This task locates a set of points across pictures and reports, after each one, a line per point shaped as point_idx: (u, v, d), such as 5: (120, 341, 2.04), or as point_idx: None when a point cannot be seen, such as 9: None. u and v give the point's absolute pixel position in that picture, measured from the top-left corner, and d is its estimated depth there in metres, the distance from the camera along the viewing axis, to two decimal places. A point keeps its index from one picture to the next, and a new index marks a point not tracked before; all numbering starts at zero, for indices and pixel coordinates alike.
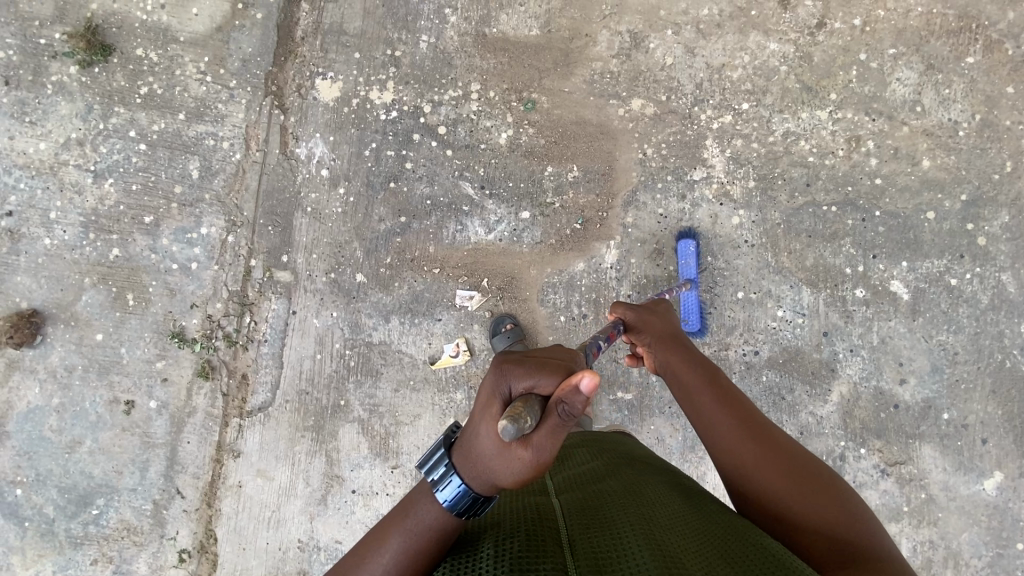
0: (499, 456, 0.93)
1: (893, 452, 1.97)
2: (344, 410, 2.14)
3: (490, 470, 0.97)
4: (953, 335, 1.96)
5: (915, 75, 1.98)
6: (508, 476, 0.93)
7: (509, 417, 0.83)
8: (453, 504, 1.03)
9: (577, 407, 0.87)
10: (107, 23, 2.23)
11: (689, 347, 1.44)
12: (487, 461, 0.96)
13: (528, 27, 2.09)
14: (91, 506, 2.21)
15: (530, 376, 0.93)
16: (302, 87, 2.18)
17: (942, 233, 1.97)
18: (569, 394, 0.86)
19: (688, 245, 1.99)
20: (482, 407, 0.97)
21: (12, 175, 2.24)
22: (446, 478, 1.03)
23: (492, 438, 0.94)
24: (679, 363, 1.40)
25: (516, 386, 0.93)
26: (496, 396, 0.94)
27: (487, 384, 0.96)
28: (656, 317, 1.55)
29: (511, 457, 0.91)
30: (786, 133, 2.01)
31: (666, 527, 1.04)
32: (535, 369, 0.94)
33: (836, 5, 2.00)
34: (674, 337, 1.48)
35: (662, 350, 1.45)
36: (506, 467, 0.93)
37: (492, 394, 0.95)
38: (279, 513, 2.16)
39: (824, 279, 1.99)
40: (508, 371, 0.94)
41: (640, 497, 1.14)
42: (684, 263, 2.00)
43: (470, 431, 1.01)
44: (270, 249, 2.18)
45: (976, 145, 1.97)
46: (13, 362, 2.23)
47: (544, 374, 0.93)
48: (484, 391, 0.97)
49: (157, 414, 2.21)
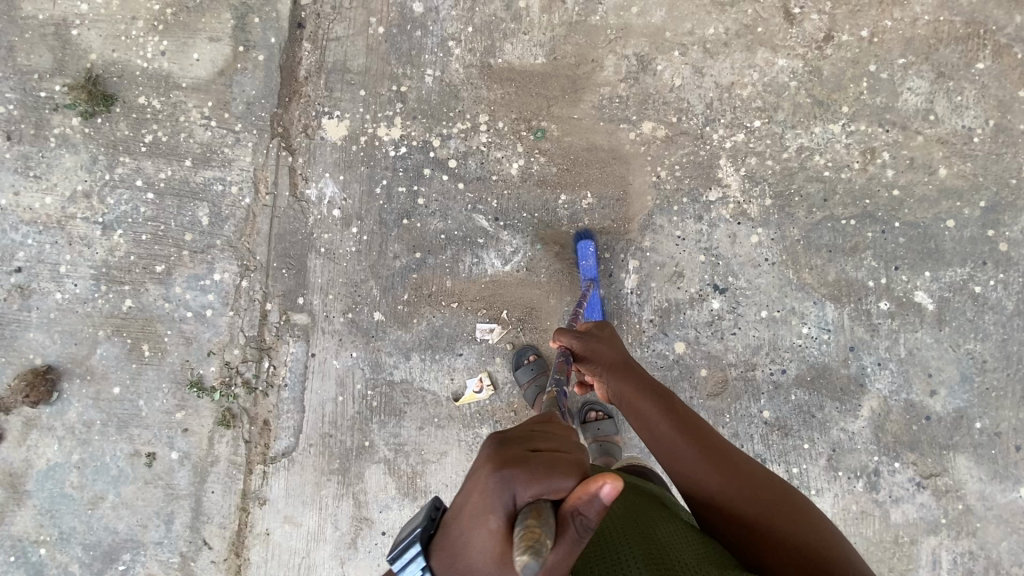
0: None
1: (927, 464, 1.95)
2: (369, 451, 2.11)
3: None
4: (981, 343, 1.95)
5: (926, 83, 1.97)
6: None
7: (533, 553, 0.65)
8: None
9: (596, 519, 0.72)
10: (107, 72, 2.20)
11: (639, 371, 1.34)
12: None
13: (533, 55, 2.08)
14: (117, 561, 2.18)
15: (539, 479, 0.74)
16: (308, 127, 2.16)
17: (963, 241, 1.95)
18: (588, 505, 0.71)
19: (588, 246, 1.99)
20: (472, 514, 0.76)
21: (19, 231, 2.21)
22: None
23: (490, 557, 0.74)
24: (630, 389, 1.30)
25: (522, 495, 0.73)
26: (497, 507, 0.74)
27: (484, 488, 0.75)
28: (608, 343, 1.43)
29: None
30: (799, 148, 2.00)
31: (667, 545, 1.05)
32: (542, 469, 0.75)
33: (842, 17, 1.99)
34: (626, 362, 1.37)
35: (615, 378, 1.34)
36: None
37: (488, 502, 0.74)
38: (310, 559, 2.13)
39: (847, 293, 1.97)
40: (509, 473, 0.75)
41: (641, 518, 1.13)
42: (584, 263, 2.00)
43: (453, 537, 0.79)
44: (285, 293, 2.16)
45: (991, 150, 1.96)
46: (30, 420, 2.20)
47: (554, 473, 0.75)
48: (478, 495, 0.75)
49: (180, 465, 2.18)
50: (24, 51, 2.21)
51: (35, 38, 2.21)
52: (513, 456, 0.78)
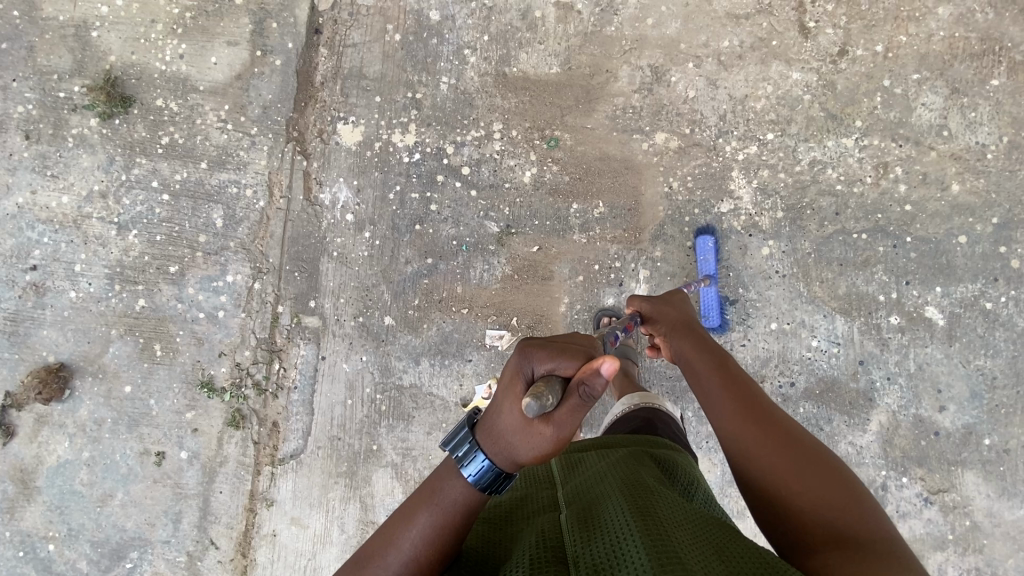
0: (521, 432, 1.01)
1: (935, 480, 1.94)
2: (376, 454, 2.12)
3: (511, 446, 1.05)
4: (991, 360, 1.94)
5: (940, 99, 1.98)
6: (528, 450, 1.01)
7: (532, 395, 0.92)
8: (479, 479, 1.06)
9: (598, 391, 0.95)
10: (126, 74, 2.23)
11: (702, 336, 1.48)
12: (509, 438, 1.05)
13: (548, 65, 2.09)
14: (124, 559, 2.19)
15: (550, 358, 1.02)
16: (323, 132, 2.18)
17: (974, 257, 1.95)
18: (589, 377, 0.94)
19: (708, 241, 1.98)
20: (505, 386, 1.06)
21: (35, 229, 2.24)
22: (472, 453, 1.05)
23: (514, 415, 1.02)
24: (693, 353, 1.44)
25: (538, 367, 1.02)
26: (519, 376, 1.03)
27: (511, 365, 1.05)
28: (676, 309, 1.59)
29: (532, 434, 0.99)
30: (812, 161, 2.00)
31: (665, 521, 1.01)
32: (555, 353, 1.04)
33: (857, 32, 2.00)
34: (686, 325, 1.53)
35: (676, 338, 1.50)
36: (526, 444, 1.00)
37: (515, 374, 1.04)
38: (315, 561, 2.13)
39: (857, 307, 1.97)
40: (531, 353, 1.04)
41: (639, 491, 1.10)
42: (703, 259, 1.99)
43: (489, 410, 1.07)
44: (297, 295, 2.17)
45: (1005, 168, 1.96)
46: (42, 417, 2.21)
47: (565, 356, 1.03)
48: (508, 373, 1.06)
49: (189, 464, 2.19)
50: (45, 52, 2.24)
51: (56, 39, 2.24)
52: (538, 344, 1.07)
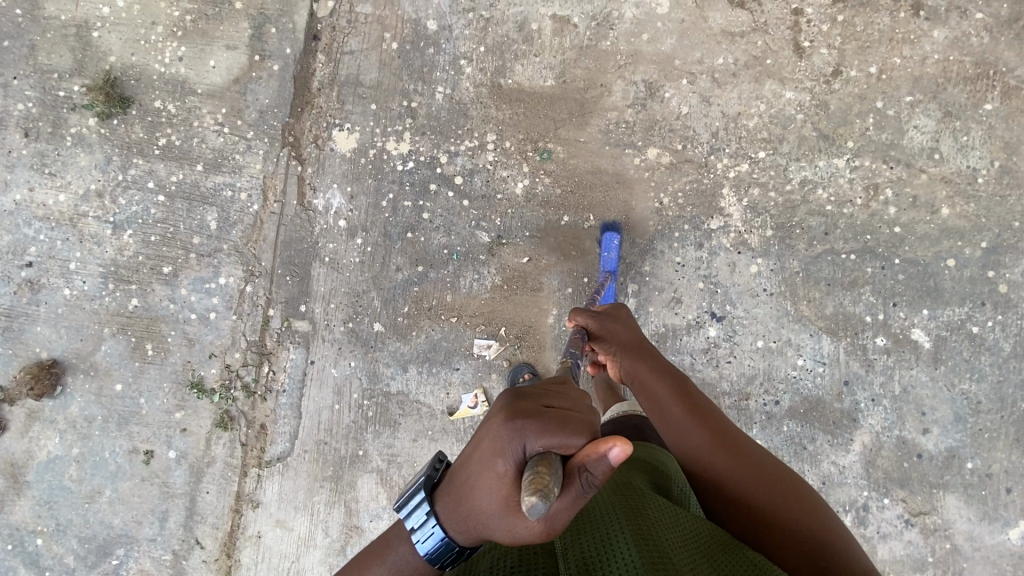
0: (505, 515, 0.79)
1: (917, 502, 1.95)
2: (362, 460, 2.13)
3: (490, 524, 0.84)
4: (976, 384, 1.95)
5: (933, 122, 1.98)
6: (512, 535, 0.81)
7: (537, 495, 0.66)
8: (434, 553, 0.98)
9: (601, 476, 0.74)
10: (125, 75, 2.25)
11: (656, 356, 1.45)
12: (488, 516, 0.83)
13: (542, 77, 2.10)
14: (111, 555, 2.21)
15: (548, 433, 0.75)
16: (319, 137, 2.20)
17: (963, 281, 1.96)
18: (595, 461, 0.72)
19: (611, 238, 1.99)
20: (486, 457, 0.80)
21: (32, 226, 2.26)
22: (427, 529, 0.97)
23: (499, 497, 0.79)
24: (646, 371, 1.40)
25: (532, 445, 0.75)
26: (508, 453, 0.77)
27: (497, 434, 0.78)
28: (623, 324, 1.52)
29: (518, 524, 0.76)
30: (803, 181, 2.01)
31: (657, 523, 0.99)
32: (555, 423, 0.77)
33: (852, 52, 2.01)
34: (642, 346, 1.47)
35: (630, 360, 1.43)
36: (508, 530, 0.78)
37: (500, 447, 0.78)
38: (299, 564, 2.15)
39: (844, 327, 1.98)
40: (523, 423, 0.77)
41: (630, 490, 1.08)
42: (606, 255, 1.99)
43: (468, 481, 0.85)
44: (288, 299, 2.19)
45: (995, 192, 1.96)
46: (33, 412, 2.24)
47: (566, 429, 0.77)
48: (490, 441, 0.79)
49: (177, 464, 2.21)
50: (45, 51, 2.26)
51: (57, 38, 2.26)
52: (529, 408, 0.80)
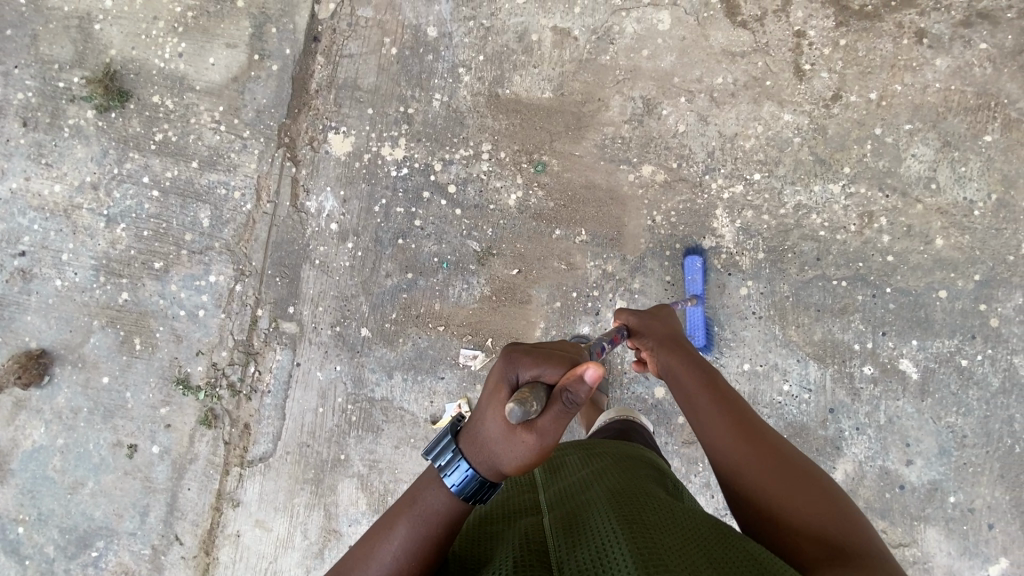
0: (505, 440, 0.94)
1: (897, 533, 1.94)
2: (343, 464, 2.14)
3: (494, 454, 0.98)
4: (962, 417, 1.93)
5: (931, 151, 1.96)
6: (511, 459, 0.94)
7: (515, 400, 0.84)
8: (461, 487, 1.01)
9: (582, 398, 0.86)
10: (124, 69, 2.25)
11: (690, 350, 1.42)
12: (493, 447, 0.97)
13: (541, 89, 2.09)
14: (91, 547, 2.22)
15: (537, 363, 0.95)
16: (314, 140, 2.19)
17: (953, 313, 1.94)
18: (572, 383, 0.86)
19: (696, 261, 1.98)
20: (490, 392, 0.99)
21: (26, 216, 2.27)
22: (454, 462, 1.01)
23: (499, 423, 0.95)
24: (682, 367, 1.38)
25: (523, 373, 0.94)
26: (504, 382, 0.95)
27: (497, 371, 0.98)
28: (663, 320, 1.52)
29: (514, 441, 0.92)
30: (797, 205, 1.99)
31: (653, 527, 0.98)
32: (542, 359, 0.96)
33: (853, 77, 1.99)
34: (676, 341, 1.45)
35: (664, 353, 1.42)
36: (510, 451, 0.93)
37: (499, 379, 0.96)
38: (276, 565, 2.16)
39: (831, 354, 1.97)
40: (515, 358, 0.96)
41: (626, 498, 1.07)
42: (691, 279, 1.99)
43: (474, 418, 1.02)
44: (277, 300, 2.19)
45: (991, 225, 1.94)
46: (20, 401, 2.24)
47: (551, 362, 0.95)
48: (493, 378, 0.99)
49: (159, 459, 2.21)
50: (47, 41, 2.26)
51: (59, 29, 2.26)
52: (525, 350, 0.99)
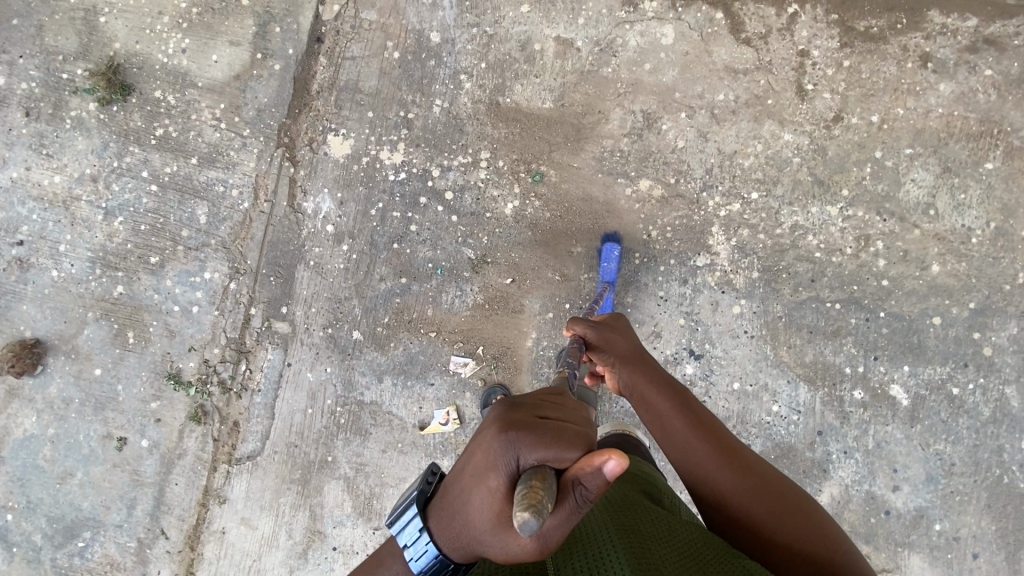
0: (499, 530, 0.77)
1: (881, 559, 1.93)
2: (331, 466, 2.14)
3: (483, 539, 0.81)
4: (951, 445, 1.92)
5: (931, 177, 1.95)
6: (504, 552, 0.78)
7: (529, 509, 0.66)
8: (428, 570, 0.95)
9: (596, 491, 0.71)
10: (128, 63, 2.25)
11: (655, 365, 1.33)
12: (481, 532, 0.80)
13: (541, 99, 2.09)
14: (77, 538, 2.22)
15: (546, 445, 0.74)
16: (314, 141, 2.19)
17: (947, 340, 1.93)
18: (589, 476, 0.70)
19: (611, 248, 1.98)
20: (479, 470, 0.79)
21: (26, 205, 2.27)
22: (421, 546, 0.94)
23: (492, 511, 0.77)
24: (648, 386, 1.29)
25: (527, 459, 0.74)
26: (501, 467, 0.75)
27: (491, 448, 0.77)
28: (623, 333, 1.37)
29: (511, 537, 0.75)
30: (794, 226, 1.98)
31: (648, 539, 1.01)
32: (549, 436, 0.76)
33: (855, 99, 1.98)
34: (641, 356, 1.34)
35: (629, 371, 1.31)
36: (501, 543, 0.77)
37: (493, 459, 0.77)
38: (260, 563, 2.16)
39: (822, 377, 1.96)
40: (516, 436, 0.76)
41: (621, 508, 1.10)
42: (606, 266, 1.99)
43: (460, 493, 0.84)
44: (271, 299, 2.19)
45: (989, 253, 1.93)
46: (13, 389, 2.25)
47: (561, 442, 0.76)
48: (484, 455, 0.78)
49: (148, 453, 2.22)
50: (52, 32, 2.26)
51: (64, 21, 2.27)
52: (524, 420, 0.79)
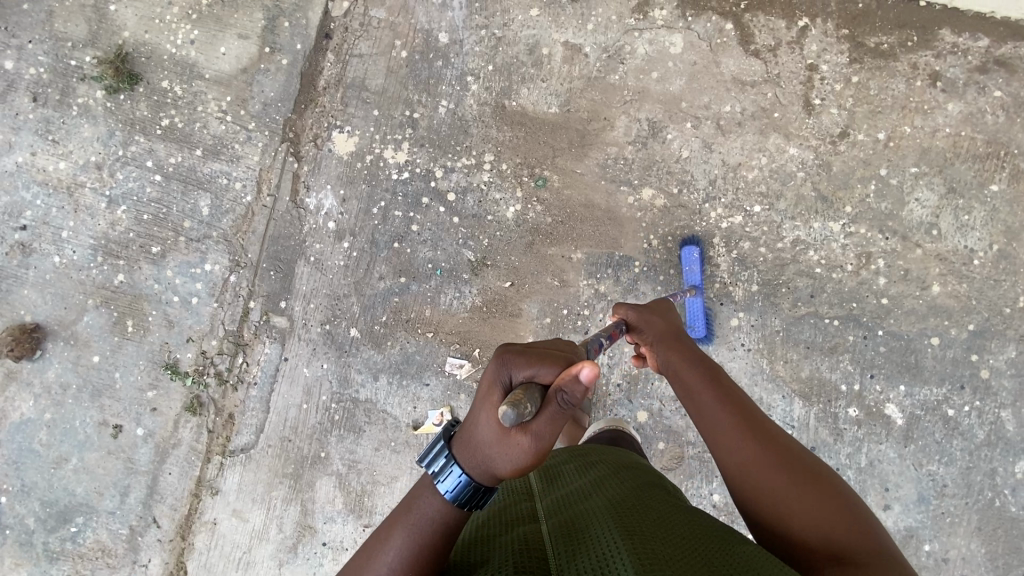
0: (499, 441, 0.93)
1: None
2: (323, 461, 2.15)
3: (488, 456, 0.96)
4: (944, 467, 1.92)
5: (935, 197, 1.94)
6: (507, 462, 0.93)
7: (509, 404, 0.84)
8: (456, 491, 0.98)
9: (575, 396, 0.89)
10: (137, 52, 2.25)
11: (692, 345, 1.35)
12: (486, 449, 0.96)
13: (547, 104, 2.08)
14: (70, 523, 2.23)
15: (531, 365, 0.94)
16: (318, 137, 2.20)
17: (944, 361, 1.92)
18: (567, 383, 0.88)
19: (691, 251, 1.96)
20: (481, 395, 0.97)
21: (30, 190, 2.27)
22: (448, 467, 0.98)
23: (491, 425, 0.94)
24: (681, 363, 1.31)
25: (517, 375, 0.94)
26: (496, 385, 0.94)
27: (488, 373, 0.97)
28: (660, 314, 1.45)
29: (510, 444, 0.91)
30: (796, 240, 1.98)
31: (653, 538, 0.97)
32: (536, 360, 0.95)
33: (862, 116, 1.97)
34: (677, 336, 1.38)
35: (663, 348, 1.36)
36: (504, 453, 0.93)
37: (490, 381, 0.95)
38: (250, 555, 2.17)
39: (817, 393, 1.96)
40: (509, 360, 0.95)
41: (626, 509, 1.06)
42: (688, 270, 1.97)
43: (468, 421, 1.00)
44: (270, 293, 2.20)
45: (990, 276, 1.92)
46: (11, 373, 2.26)
47: (545, 364, 0.95)
48: (485, 380, 0.97)
49: (143, 441, 2.23)
50: (62, 18, 2.27)
51: (75, 8, 2.27)
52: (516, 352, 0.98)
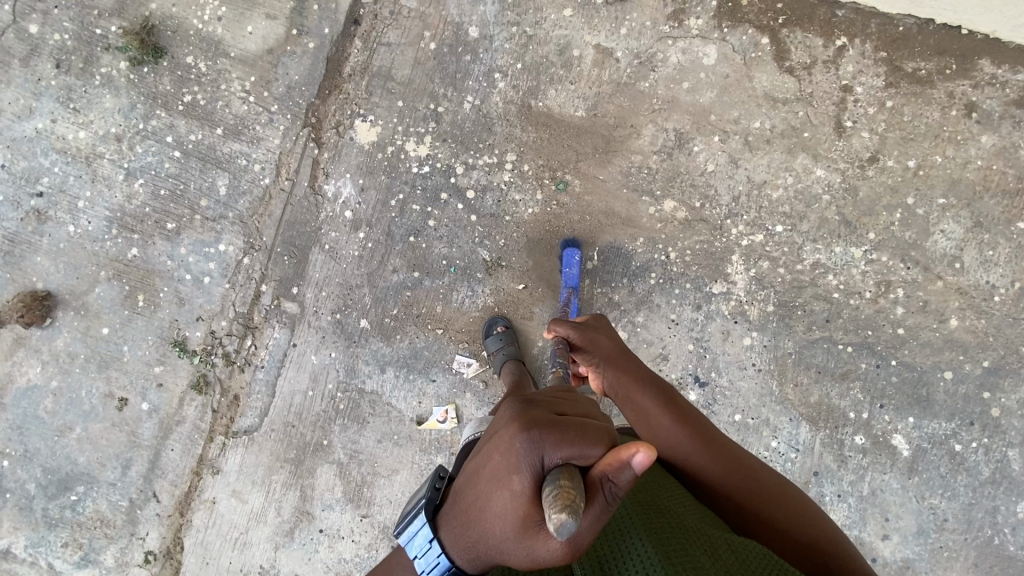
0: (519, 538, 0.78)
1: None
2: (325, 449, 2.15)
3: (501, 550, 0.82)
4: (946, 501, 1.91)
5: (961, 230, 1.92)
6: (527, 560, 0.78)
7: (562, 509, 0.68)
8: None
9: (625, 487, 0.74)
10: (163, 25, 2.22)
11: (638, 361, 1.25)
12: (503, 544, 0.81)
13: (574, 107, 2.05)
14: (70, 491, 2.24)
15: (568, 443, 0.78)
16: (341, 124, 2.18)
17: (956, 395, 1.91)
18: (615, 471, 0.74)
19: (571, 253, 2.00)
20: (499, 475, 0.81)
21: (49, 157, 2.26)
22: (433, 554, 0.95)
23: (512, 515, 0.78)
24: (633, 387, 1.20)
25: (551, 457, 0.77)
26: (523, 468, 0.78)
27: (511, 450, 0.80)
28: (603, 331, 1.30)
29: (536, 544, 0.75)
30: (815, 264, 1.95)
31: (667, 512, 0.97)
32: (572, 435, 0.79)
33: (893, 141, 1.94)
34: (624, 355, 1.26)
35: (614, 372, 1.22)
36: (525, 552, 0.78)
37: (515, 464, 0.79)
38: (246, 536, 2.19)
39: (825, 418, 1.95)
40: (540, 436, 0.79)
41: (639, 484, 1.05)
42: (567, 271, 2.01)
43: (481, 507, 0.85)
44: (282, 278, 2.19)
45: (1010, 313, 1.90)
46: (21, 338, 2.26)
47: (588, 439, 0.79)
48: (504, 459, 0.80)
49: (147, 416, 2.24)
50: None
51: None
52: (546, 421, 0.82)
